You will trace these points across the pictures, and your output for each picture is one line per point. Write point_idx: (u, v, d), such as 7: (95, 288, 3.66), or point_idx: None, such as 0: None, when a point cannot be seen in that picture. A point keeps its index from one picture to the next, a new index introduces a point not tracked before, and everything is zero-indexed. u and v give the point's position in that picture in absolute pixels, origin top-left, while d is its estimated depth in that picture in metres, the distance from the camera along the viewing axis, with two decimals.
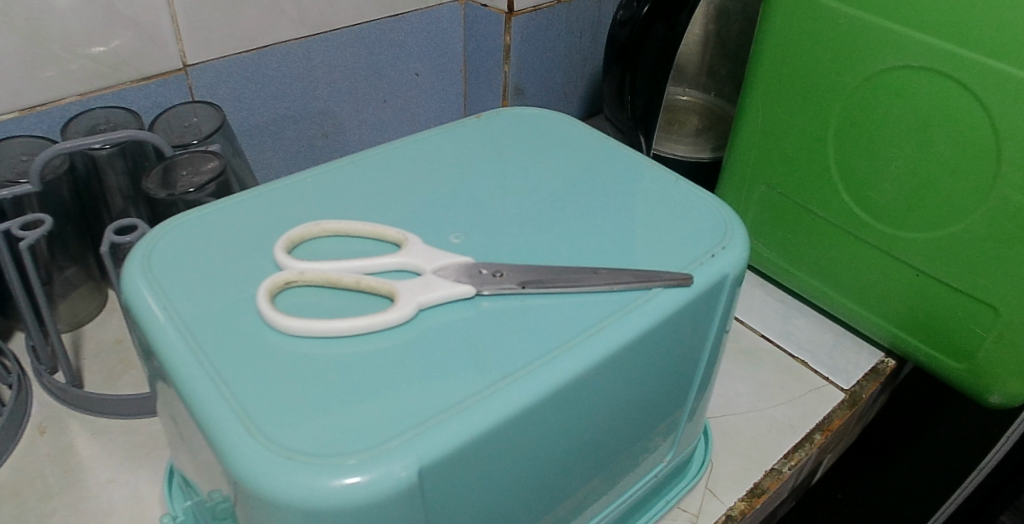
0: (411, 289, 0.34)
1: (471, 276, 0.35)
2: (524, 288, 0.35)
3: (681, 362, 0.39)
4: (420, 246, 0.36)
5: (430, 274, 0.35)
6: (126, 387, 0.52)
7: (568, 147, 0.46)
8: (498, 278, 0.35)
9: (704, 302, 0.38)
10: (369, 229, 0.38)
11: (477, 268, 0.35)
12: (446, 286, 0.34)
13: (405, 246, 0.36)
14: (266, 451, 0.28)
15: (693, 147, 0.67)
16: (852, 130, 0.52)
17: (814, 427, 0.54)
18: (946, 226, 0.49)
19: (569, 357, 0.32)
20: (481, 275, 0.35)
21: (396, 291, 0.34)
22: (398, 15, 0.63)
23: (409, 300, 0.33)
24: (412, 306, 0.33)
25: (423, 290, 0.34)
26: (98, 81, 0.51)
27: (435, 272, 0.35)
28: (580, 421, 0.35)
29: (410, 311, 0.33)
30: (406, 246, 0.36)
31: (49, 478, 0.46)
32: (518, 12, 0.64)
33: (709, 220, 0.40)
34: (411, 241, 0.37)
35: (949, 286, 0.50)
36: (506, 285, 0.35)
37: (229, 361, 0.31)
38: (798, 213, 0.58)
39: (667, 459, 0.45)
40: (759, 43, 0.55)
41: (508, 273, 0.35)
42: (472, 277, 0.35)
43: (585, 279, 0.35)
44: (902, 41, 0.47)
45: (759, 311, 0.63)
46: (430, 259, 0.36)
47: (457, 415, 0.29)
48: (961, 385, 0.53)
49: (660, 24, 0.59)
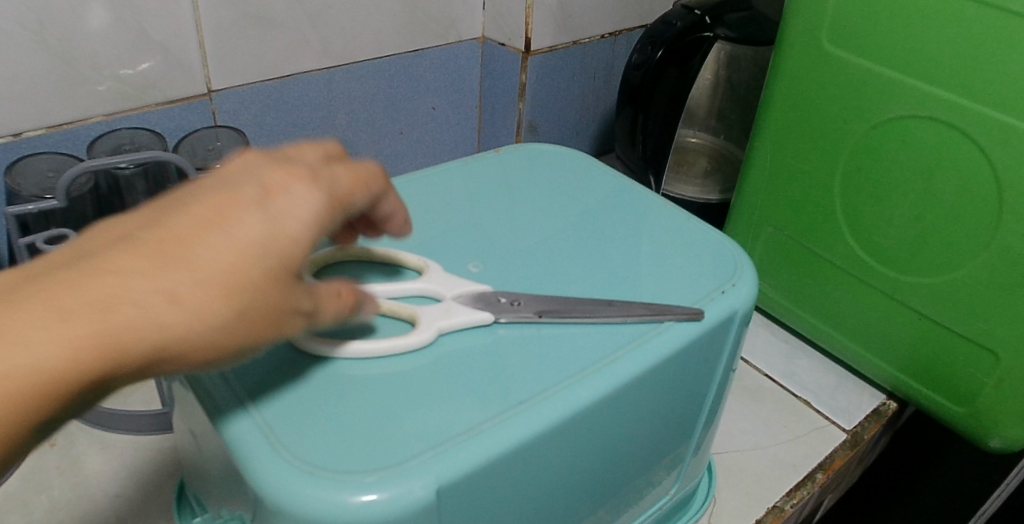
0: (431, 315, 0.35)
1: (490, 305, 0.36)
2: (540, 317, 0.36)
3: (691, 396, 0.40)
4: (440, 273, 0.38)
5: (449, 301, 0.36)
6: (136, 403, 0.52)
7: (582, 184, 0.47)
8: (516, 307, 0.36)
9: (714, 337, 0.38)
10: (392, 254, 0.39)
11: (497, 298, 0.36)
12: (466, 313, 0.35)
13: (426, 272, 0.38)
14: (289, 465, 0.28)
15: (703, 188, 0.69)
16: (857, 176, 0.53)
17: (815, 466, 0.54)
18: (948, 272, 0.50)
19: (584, 385, 0.33)
20: (499, 305, 0.36)
21: (415, 315, 0.35)
22: (418, 51, 0.65)
23: (432, 327, 0.34)
24: (432, 331, 0.34)
25: (442, 316, 0.35)
26: (125, 102, 0.52)
27: (455, 299, 0.36)
28: (592, 450, 0.35)
29: (430, 336, 0.34)
30: (427, 273, 0.38)
31: (56, 491, 0.47)
32: (534, 51, 0.66)
33: (722, 258, 0.41)
34: (431, 268, 0.38)
35: (951, 331, 0.51)
36: (523, 313, 0.36)
37: (253, 378, 0.32)
38: (804, 255, 0.59)
39: (672, 492, 0.45)
40: (769, 89, 0.56)
41: (525, 302, 0.36)
42: (489, 304, 0.36)
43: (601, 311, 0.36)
44: (907, 92, 0.48)
45: (762, 350, 0.63)
46: (450, 286, 0.37)
47: (476, 436, 0.30)
48: (962, 429, 0.54)
49: (672, 68, 0.61)
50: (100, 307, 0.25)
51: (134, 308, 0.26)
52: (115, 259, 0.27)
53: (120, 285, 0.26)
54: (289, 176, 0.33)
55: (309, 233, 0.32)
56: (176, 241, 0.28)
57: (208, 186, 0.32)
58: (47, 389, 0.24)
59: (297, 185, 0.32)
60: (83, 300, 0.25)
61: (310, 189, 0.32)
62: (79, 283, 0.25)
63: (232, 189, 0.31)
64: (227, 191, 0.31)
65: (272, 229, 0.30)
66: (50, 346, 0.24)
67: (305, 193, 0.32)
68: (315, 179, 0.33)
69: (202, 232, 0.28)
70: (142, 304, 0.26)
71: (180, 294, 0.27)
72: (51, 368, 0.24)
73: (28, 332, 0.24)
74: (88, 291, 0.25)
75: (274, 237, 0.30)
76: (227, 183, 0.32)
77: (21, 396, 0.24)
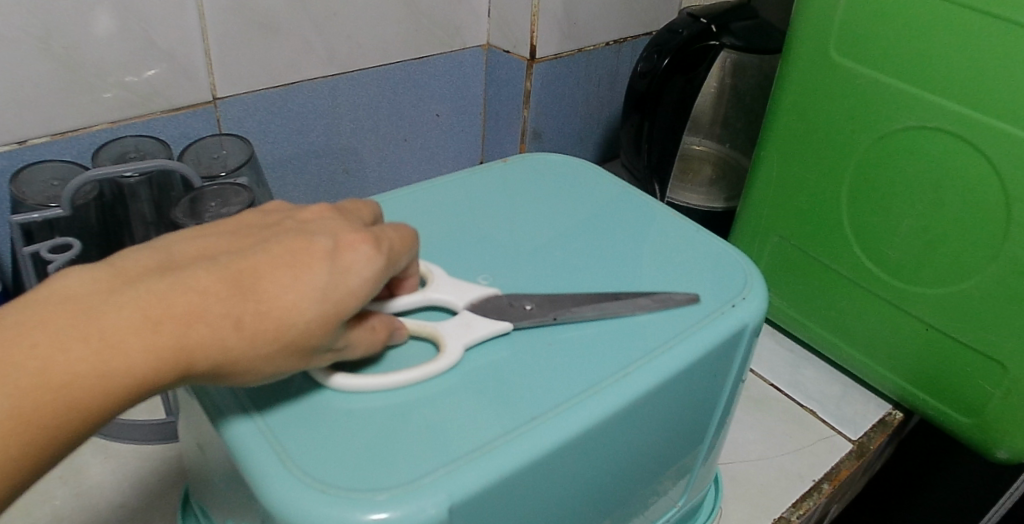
0: (453, 333, 0.35)
1: (505, 312, 0.36)
2: (556, 320, 0.36)
3: (700, 409, 0.40)
4: (446, 280, 0.37)
5: (466, 312, 0.36)
6: (140, 412, 0.52)
7: (589, 194, 0.47)
8: (532, 311, 0.36)
9: (724, 350, 0.38)
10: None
11: (508, 301, 0.37)
12: (485, 325, 0.35)
13: (432, 281, 0.37)
14: (300, 483, 0.28)
15: (707, 197, 0.68)
16: (865, 186, 0.53)
17: (822, 477, 0.54)
18: (955, 283, 0.50)
19: (596, 400, 0.33)
20: (513, 310, 0.36)
21: (439, 334, 0.35)
22: (422, 58, 0.65)
23: (459, 343, 0.34)
24: (459, 346, 0.34)
25: (463, 332, 0.35)
26: (131, 109, 0.52)
27: (470, 307, 0.36)
28: (602, 464, 0.35)
29: (458, 357, 0.34)
30: (429, 282, 0.37)
31: (59, 501, 0.46)
32: (540, 59, 0.65)
33: (732, 272, 0.41)
34: (436, 274, 0.38)
35: (958, 341, 0.51)
36: (539, 318, 0.36)
37: (264, 395, 0.32)
38: (810, 264, 0.59)
39: (679, 504, 0.45)
40: (775, 99, 0.56)
41: (539, 306, 0.37)
42: (503, 310, 0.36)
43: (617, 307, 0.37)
44: (915, 104, 0.48)
45: (767, 359, 0.63)
46: (462, 293, 0.37)
47: (487, 453, 0.30)
48: (969, 439, 0.53)
49: (678, 76, 0.61)
50: (179, 323, 0.27)
51: (207, 329, 0.27)
52: (200, 277, 0.28)
53: (197, 305, 0.27)
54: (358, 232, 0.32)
55: (370, 291, 0.31)
56: (252, 273, 0.29)
57: (290, 227, 0.32)
58: (132, 393, 0.26)
59: (366, 243, 0.31)
60: (167, 313, 0.27)
61: (374, 250, 0.31)
62: (165, 295, 0.27)
63: (311, 237, 0.31)
64: (306, 237, 0.31)
65: (332, 281, 0.29)
66: (136, 353, 0.26)
67: (376, 250, 0.31)
68: (383, 238, 0.32)
69: (271, 268, 0.29)
70: (212, 326, 0.27)
71: (244, 322, 0.28)
72: (135, 372, 0.26)
73: (121, 338, 0.26)
74: (173, 303, 0.27)
75: (335, 289, 0.29)
76: (305, 229, 0.32)
77: (104, 397, 0.26)
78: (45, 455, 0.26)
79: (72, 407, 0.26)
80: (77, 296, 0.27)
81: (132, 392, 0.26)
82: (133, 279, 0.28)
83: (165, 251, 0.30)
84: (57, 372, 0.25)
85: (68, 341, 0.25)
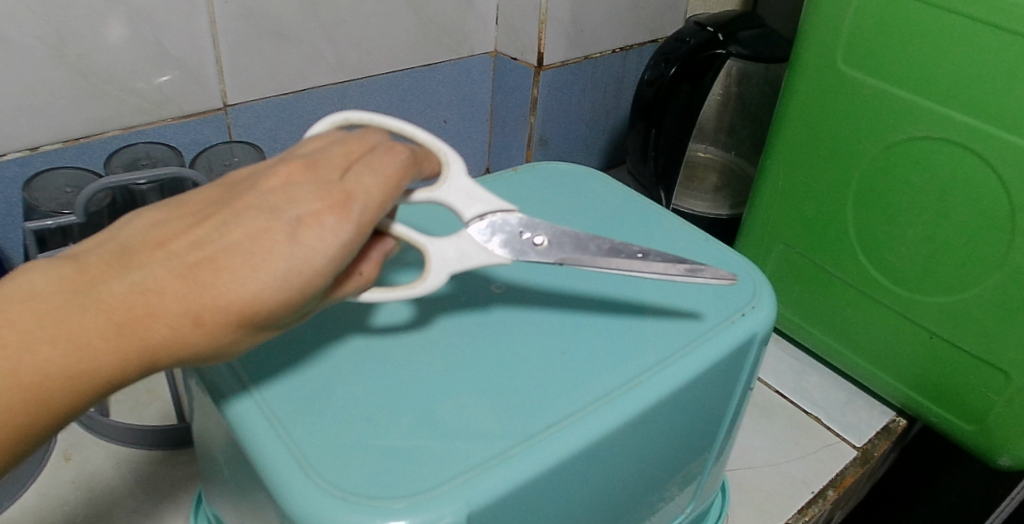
0: (443, 258, 0.35)
1: (511, 243, 0.36)
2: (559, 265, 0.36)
3: (709, 418, 0.40)
4: (461, 181, 0.36)
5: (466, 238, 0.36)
6: (151, 417, 0.53)
7: (599, 203, 0.47)
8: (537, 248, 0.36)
9: (733, 359, 0.39)
10: (403, 131, 0.37)
11: (519, 229, 0.36)
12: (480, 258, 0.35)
13: (449, 176, 0.36)
14: (320, 492, 0.29)
15: (712, 203, 0.69)
16: (871, 195, 0.53)
17: (827, 483, 0.55)
18: (959, 292, 0.51)
19: (608, 410, 0.33)
20: (520, 242, 0.36)
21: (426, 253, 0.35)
22: (430, 65, 0.66)
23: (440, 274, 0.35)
24: (442, 275, 0.35)
25: (454, 261, 0.35)
26: (142, 116, 0.53)
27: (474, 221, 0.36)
28: (614, 472, 0.36)
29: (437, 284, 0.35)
30: (440, 180, 0.36)
31: (73, 506, 0.47)
32: (546, 66, 0.66)
33: (741, 282, 0.42)
34: (455, 166, 0.36)
35: (961, 350, 0.52)
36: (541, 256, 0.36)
37: (283, 404, 0.32)
38: (815, 272, 0.59)
39: (687, 510, 0.46)
40: (782, 107, 0.57)
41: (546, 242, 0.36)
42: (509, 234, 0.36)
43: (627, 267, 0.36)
44: (921, 114, 0.49)
45: (772, 366, 0.64)
46: (467, 206, 0.36)
47: (503, 462, 0.31)
48: (972, 447, 0.54)
49: (685, 84, 0.61)
50: (139, 324, 0.26)
51: (168, 329, 0.26)
52: (161, 272, 0.27)
53: (158, 303, 0.26)
54: (330, 199, 0.29)
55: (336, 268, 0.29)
56: (211, 261, 0.27)
57: (257, 192, 0.30)
58: (102, 387, 0.26)
59: (334, 213, 0.29)
60: (129, 314, 0.26)
61: (343, 220, 0.29)
62: (126, 296, 0.26)
63: (274, 210, 0.29)
64: (270, 211, 0.28)
65: (295, 266, 0.27)
66: (100, 353, 0.26)
67: (349, 222, 0.29)
68: (357, 204, 0.29)
69: (230, 258, 0.27)
70: (174, 326, 0.26)
71: (206, 318, 0.26)
72: (100, 372, 0.26)
73: (85, 339, 0.25)
74: (134, 304, 0.26)
75: (299, 273, 0.27)
76: (271, 196, 0.29)
77: (73, 395, 0.26)
78: (23, 450, 0.26)
79: (39, 407, 0.25)
80: (43, 295, 0.26)
81: (100, 389, 0.26)
82: (96, 277, 0.27)
83: (129, 237, 0.28)
84: (25, 374, 0.25)
85: (31, 342, 0.25)
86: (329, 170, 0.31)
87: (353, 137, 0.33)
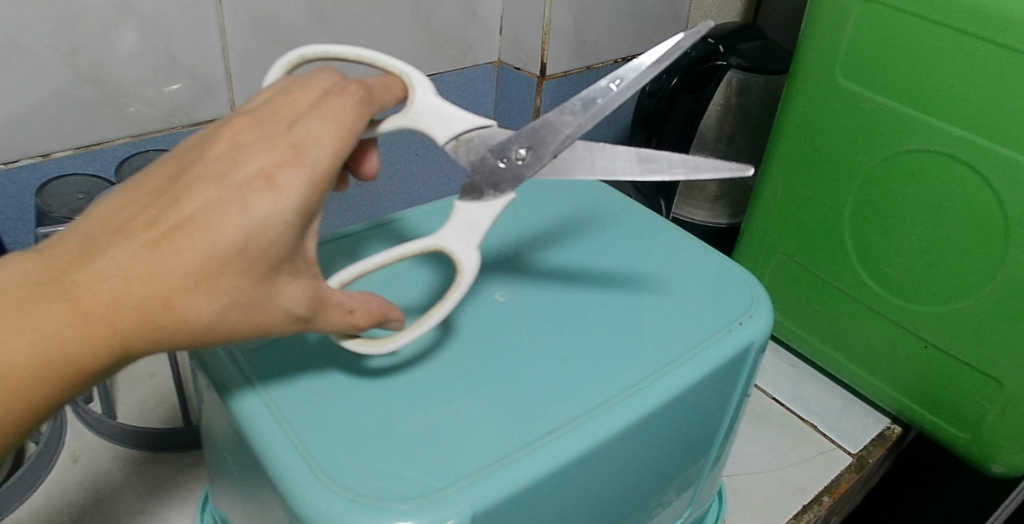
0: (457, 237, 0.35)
1: (497, 179, 0.36)
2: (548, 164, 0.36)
3: (706, 425, 0.41)
4: (428, 103, 0.37)
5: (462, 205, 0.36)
6: (158, 419, 0.53)
7: (602, 213, 0.48)
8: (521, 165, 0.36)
9: (731, 367, 0.40)
10: (364, 58, 0.38)
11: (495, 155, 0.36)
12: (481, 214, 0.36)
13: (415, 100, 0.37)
14: (329, 492, 0.30)
15: (712, 214, 0.70)
16: (868, 205, 0.54)
17: (823, 489, 0.56)
18: (954, 301, 0.51)
19: (610, 415, 0.34)
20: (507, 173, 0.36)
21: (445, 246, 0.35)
22: (435, 75, 0.67)
23: (470, 248, 0.35)
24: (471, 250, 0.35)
25: (469, 234, 0.35)
26: (152, 124, 0.54)
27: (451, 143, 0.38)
28: (613, 476, 0.36)
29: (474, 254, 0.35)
30: (407, 104, 0.37)
31: (81, 506, 0.48)
32: (549, 76, 0.67)
33: (739, 291, 0.42)
34: (418, 90, 0.37)
35: (955, 358, 0.53)
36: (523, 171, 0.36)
37: (292, 407, 0.33)
38: (813, 281, 0.60)
39: (684, 515, 0.47)
40: (781, 118, 0.58)
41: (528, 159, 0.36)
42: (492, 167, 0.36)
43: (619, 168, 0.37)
44: (918, 127, 0.50)
45: (770, 374, 0.64)
46: (442, 128, 0.37)
47: (508, 465, 0.31)
48: (965, 453, 0.55)
49: (686, 94, 0.62)
50: (107, 311, 0.26)
51: (135, 314, 0.26)
52: (122, 257, 0.26)
53: (124, 290, 0.26)
54: (283, 153, 0.29)
55: (299, 225, 0.28)
56: (168, 241, 0.27)
57: (206, 162, 0.29)
58: (74, 378, 0.26)
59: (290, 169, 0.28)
60: (95, 303, 0.26)
61: (297, 175, 0.28)
62: (91, 284, 0.26)
63: (223, 179, 0.28)
64: (220, 183, 0.28)
65: (253, 236, 0.27)
66: (70, 344, 0.25)
67: (304, 177, 0.28)
68: (309, 153, 0.29)
69: (189, 235, 0.27)
70: (143, 311, 0.26)
71: (174, 301, 0.26)
72: (71, 359, 0.26)
73: (53, 330, 0.25)
74: (99, 292, 0.26)
75: (258, 239, 0.27)
76: (220, 163, 0.29)
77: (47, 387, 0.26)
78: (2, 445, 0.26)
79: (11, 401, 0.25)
80: (11, 291, 0.26)
81: (72, 379, 0.26)
82: (60, 269, 0.26)
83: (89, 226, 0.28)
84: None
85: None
86: (275, 125, 0.30)
87: (298, 83, 0.32)
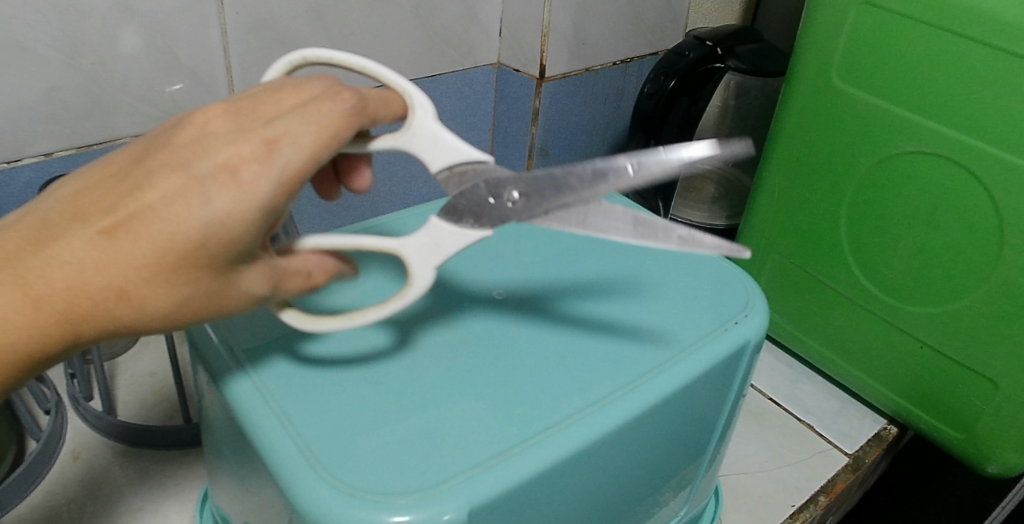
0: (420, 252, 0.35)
1: (479, 211, 0.35)
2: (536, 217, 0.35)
3: (702, 424, 0.42)
4: (427, 126, 0.37)
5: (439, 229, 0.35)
6: (158, 417, 0.54)
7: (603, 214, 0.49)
8: (512, 208, 0.35)
9: (727, 366, 0.40)
10: (369, 69, 0.37)
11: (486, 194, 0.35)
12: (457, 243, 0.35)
13: (412, 121, 0.37)
14: (328, 487, 0.30)
15: (709, 215, 0.71)
16: (864, 207, 0.55)
17: (819, 489, 0.56)
18: (949, 303, 0.52)
19: (606, 412, 0.35)
20: (491, 210, 0.35)
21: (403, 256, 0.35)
22: (435, 76, 0.67)
23: (426, 268, 0.35)
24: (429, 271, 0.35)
25: (432, 252, 0.35)
26: (153, 124, 0.54)
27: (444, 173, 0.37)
28: (609, 473, 0.37)
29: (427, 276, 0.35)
30: (406, 124, 0.37)
31: (81, 504, 0.48)
32: (548, 78, 0.67)
33: (735, 292, 0.43)
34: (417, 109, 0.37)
35: (950, 359, 0.53)
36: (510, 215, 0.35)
37: (292, 404, 0.34)
38: (809, 282, 0.61)
39: (681, 513, 0.47)
40: (778, 120, 0.58)
41: (520, 203, 0.35)
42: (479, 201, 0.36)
43: (610, 228, 0.35)
44: (914, 129, 0.50)
45: (767, 375, 0.65)
46: (437, 156, 0.37)
47: (505, 460, 0.32)
48: (961, 454, 0.55)
49: (684, 96, 0.62)
50: (56, 297, 0.27)
51: (88, 302, 0.27)
52: (76, 244, 0.27)
53: (77, 278, 0.27)
54: (253, 145, 0.29)
55: (263, 222, 0.29)
56: (122, 228, 0.27)
57: (173, 148, 0.29)
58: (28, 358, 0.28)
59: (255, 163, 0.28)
60: (47, 289, 0.27)
61: (263, 170, 0.28)
62: (43, 270, 0.27)
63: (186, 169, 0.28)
64: (183, 172, 0.28)
65: (209, 231, 0.27)
66: (18, 329, 0.27)
67: (269, 174, 0.28)
68: (280, 151, 0.29)
69: (143, 224, 0.27)
70: (96, 300, 0.27)
71: (128, 292, 0.28)
72: (21, 343, 0.27)
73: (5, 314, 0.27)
74: (52, 280, 0.27)
75: (215, 233, 0.28)
76: (187, 152, 0.29)
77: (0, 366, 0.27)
78: None
79: None
80: None
81: (27, 357, 0.28)
82: (14, 252, 0.27)
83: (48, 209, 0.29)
84: None
85: None
86: (252, 120, 0.30)
87: (291, 85, 0.32)
